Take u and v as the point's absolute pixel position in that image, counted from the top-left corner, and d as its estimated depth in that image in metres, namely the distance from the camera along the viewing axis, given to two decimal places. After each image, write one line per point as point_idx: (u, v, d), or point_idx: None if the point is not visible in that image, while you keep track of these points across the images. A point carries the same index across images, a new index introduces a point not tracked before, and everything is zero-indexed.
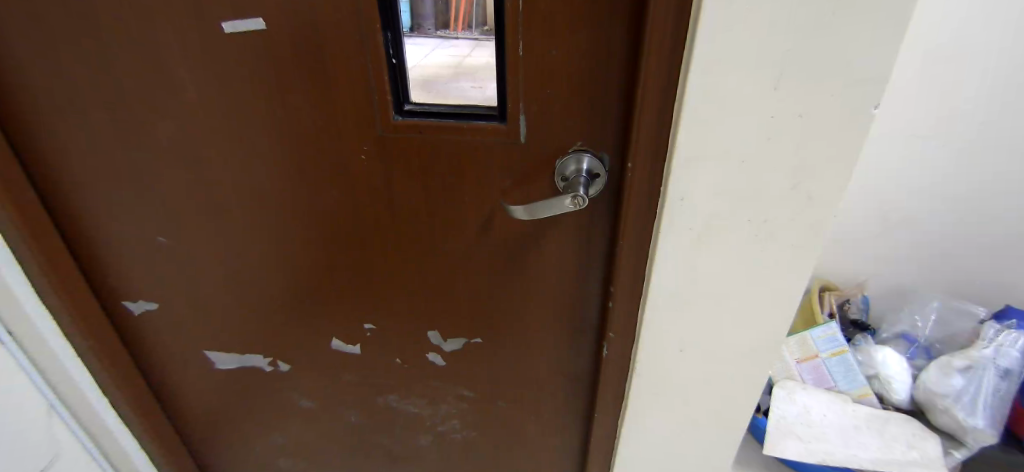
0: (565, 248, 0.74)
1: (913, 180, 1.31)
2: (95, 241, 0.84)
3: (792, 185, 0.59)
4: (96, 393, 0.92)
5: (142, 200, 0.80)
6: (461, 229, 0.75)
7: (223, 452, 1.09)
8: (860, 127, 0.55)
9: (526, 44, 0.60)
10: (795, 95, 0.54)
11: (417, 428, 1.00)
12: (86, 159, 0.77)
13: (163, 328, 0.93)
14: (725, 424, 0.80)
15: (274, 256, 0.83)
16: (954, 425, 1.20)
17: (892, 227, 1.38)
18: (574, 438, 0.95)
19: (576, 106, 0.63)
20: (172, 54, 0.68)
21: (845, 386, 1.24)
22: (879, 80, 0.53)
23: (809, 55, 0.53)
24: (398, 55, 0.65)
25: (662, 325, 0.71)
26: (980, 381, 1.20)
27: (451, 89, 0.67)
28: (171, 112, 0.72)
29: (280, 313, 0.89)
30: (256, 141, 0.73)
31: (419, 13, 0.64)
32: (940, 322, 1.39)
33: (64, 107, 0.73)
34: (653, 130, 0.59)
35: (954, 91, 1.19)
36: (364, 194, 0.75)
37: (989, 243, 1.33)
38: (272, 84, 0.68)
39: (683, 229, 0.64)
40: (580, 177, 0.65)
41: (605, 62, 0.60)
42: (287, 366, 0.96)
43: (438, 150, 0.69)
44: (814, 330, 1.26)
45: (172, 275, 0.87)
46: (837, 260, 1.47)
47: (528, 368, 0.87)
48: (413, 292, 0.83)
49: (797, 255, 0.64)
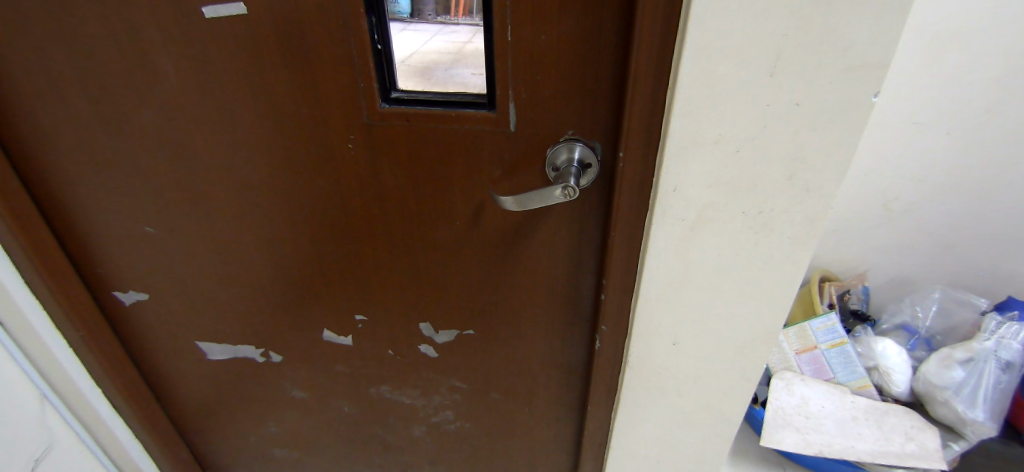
0: (558, 238, 0.72)
1: (916, 169, 1.28)
2: (81, 231, 0.83)
3: (789, 175, 0.57)
4: (89, 383, 0.92)
5: (128, 189, 0.79)
6: (450, 218, 0.74)
7: (218, 442, 1.09)
8: (858, 116, 0.53)
9: (515, 29, 0.58)
10: (792, 82, 0.52)
11: (411, 419, 1.00)
12: (70, 149, 0.76)
13: (154, 319, 0.92)
14: (719, 418, 0.79)
15: (262, 246, 0.82)
16: (954, 417, 1.18)
17: (895, 217, 1.36)
18: (568, 429, 0.94)
19: (568, 94, 0.62)
20: (152, 39, 0.66)
21: (843, 377, 1.23)
22: (877, 67, 0.51)
23: (806, 40, 0.50)
24: (383, 41, 0.63)
25: (655, 318, 0.70)
26: (981, 373, 1.19)
27: (449, 76, 0.65)
28: (154, 101, 0.70)
29: (270, 304, 0.88)
30: (241, 130, 0.71)
31: None
32: (941, 313, 1.37)
33: (44, 93, 0.71)
34: (646, 118, 0.57)
35: (958, 77, 1.16)
36: (352, 183, 0.73)
37: (989, 233, 1.31)
38: (254, 72, 0.66)
39: (676, 220, 0.62)
40: (571, 167, 0.63)
41: (599, 48, 0.58)
42: (279, 357, 0.95)
43: (426, 139, 0.68)
44: (814, 321, 1.25)
45: (160, 265, 0.86)
46: (838, 251, 1.45)
47: (521, 359, 0.87)
48: (404, 283, 0.82)
49: (794, 247, 0.62)
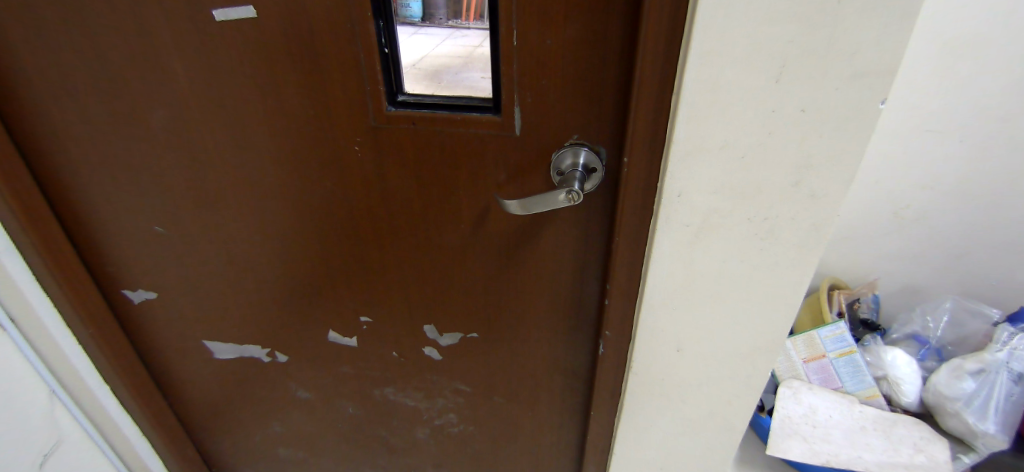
0: (563, 243, 0.72)
1: (927, 177, 1.27)
2: (94, 231, 0.85)
3: (793, 182, 0.57)
4: (97, 380, 0.93)
5: (139, 190, 0.80)
6: (454, 222, 0.74)
7: (224, 441, 1.10)
8: (864, 124, 0.53)
9: (520, 34, 0.59)
10: (797, 88, 0.52)
11: (414, 421, 1.00)
12: (83, 150, 0.77)
13: (163, 318, 0.93)
14: (723, 425, 0.79)
15: (269, 247, 0.83)
16: (965, 429, 1.17)
17: (906, 225, 1.34)
18: (570, 434, 0.93)
19: (573, 98, 0.62)
20: (164, 42, 0.67)
21: (852, 386, 1.21)
22: (883, 74, 0.50)
23: (811, 47, 0.50)
24: (391, 45, 0.64)
25: (658, 324, 0.70)
26: (992, 385, 1.16)
27: (460, 79, 0.65)
28: (165, 102, 0.72)
29: (277, 305, 0.89)
30: (250, 132, 0.72)
31: (431, 2, 0.62)
32: (952, 324, 1.35)
33: (60, 95, 0.73)
34: (650, 124, 0.57)
35: (971, 85, 1.15)
36: (357, 185, 0.74)
37: (1003, 242, 1.29)
38: (262, 75, 0.67)
39: (679, 226, 0.62)
40: (576, 171, 0.63)
41: (604, 55, 0.58)
42: (284, 358, 0.96)
43: (431, 143, 0.68)
44: (822, 329, 1.23)
45: (169, 265, 0.87)
46: (848, 258, 1.43)
47: (525, 363, 0.86)
48: (407, 285, 0.83)
49: (799, 253, 0.62)
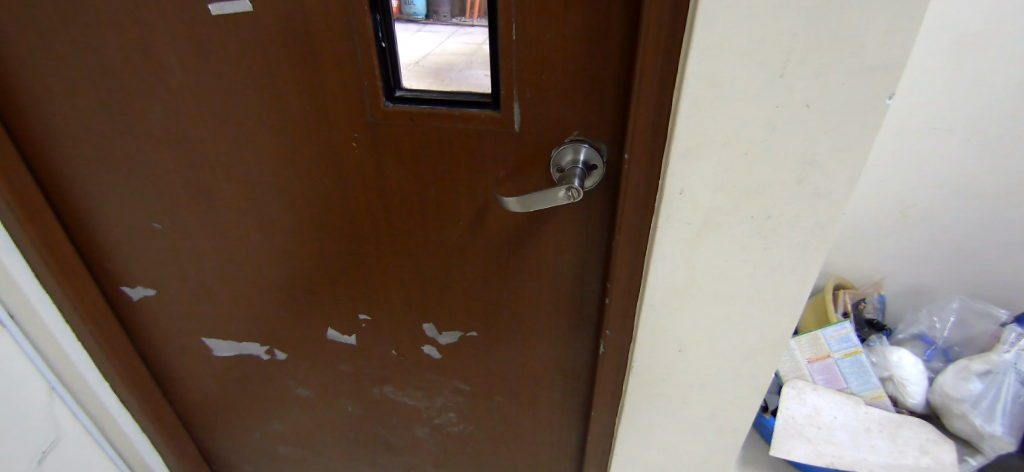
0: (563, 240, 0.71)
1: (934, 176, 1.25)
2: (92, 227, 0.84)
3: (798, 179, 0.56)
4: (97, 377, 0.93)
5: (136, 186, 0.79)
6: (453, 219, 0.73)
7: (224, 438, 1.10)
8: (871, 119, 0.52)
9: (519, 28, 0.58)
10: (802, 83, 0.51)
11: (414, 420, 1.00)
12: (81, 147, 0.76)
13: (162, 314, 0.93)
14: (725, 426, 0.78)
15: (267, 244, 0.82)
16: (971, 431, 1.16)
17: (912, 225, 1.33)
18: (571, 434, 0.92)
19: (573, 94, 0.61)
20: (159, 36, 0.66)
21: (856, 388, 1.19)
22: (891, 68, 0.49)
23: (818, 40, 0.49)
24: (388, 39, 0.63)
25: (659, 323, 0.69)
26: (999, 386, 1.14)
27: (465, 76, 0.64)
28: (161, 97, 0.71)
29: (275, 302, 0.89)
30: (247, 127, 0.71)
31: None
32: (959, 324, 1.33)
33: (56, 90, 0.72)
34: (651, 120, 0.56)
35: (979, 82, 1.13)
36: (356, 181, 0.73)
37: (1013, 242, 1.27)
38: (259, 70, 0.66)
39: (681, 223, 0.61)
40: (576, 168, 0.62)
41: (605, 49, 0.57)
42: (283, 355, 0.95)
43: (430, 139, 0.67)
44: (826, 329, 1.23)
45: (167, 262, 0.86)
46: (854, 257, 1.42)
47: (525, 362, 0.85)
48: (406, 283, 0.82)
49: (803, 252, 0.60)
